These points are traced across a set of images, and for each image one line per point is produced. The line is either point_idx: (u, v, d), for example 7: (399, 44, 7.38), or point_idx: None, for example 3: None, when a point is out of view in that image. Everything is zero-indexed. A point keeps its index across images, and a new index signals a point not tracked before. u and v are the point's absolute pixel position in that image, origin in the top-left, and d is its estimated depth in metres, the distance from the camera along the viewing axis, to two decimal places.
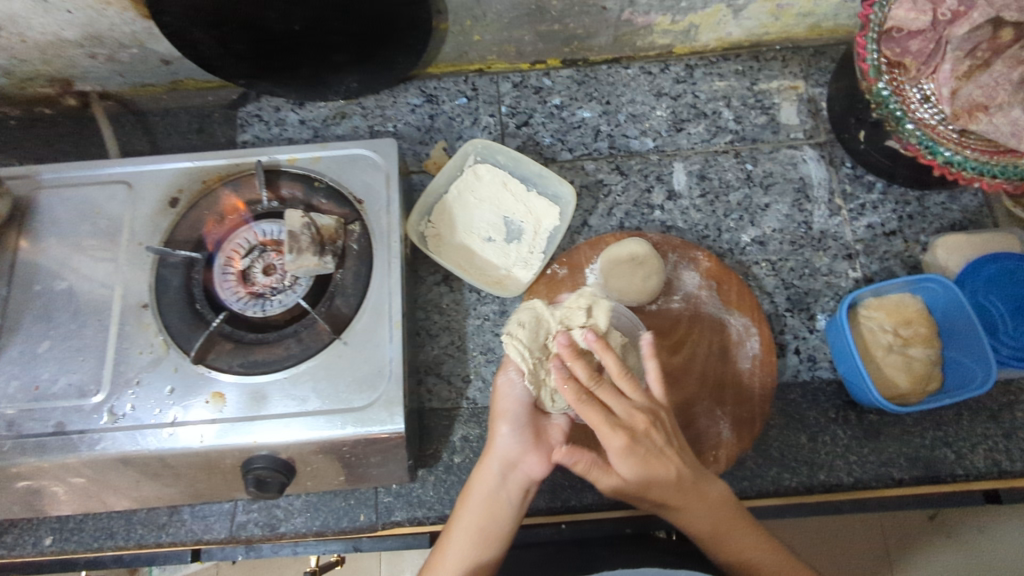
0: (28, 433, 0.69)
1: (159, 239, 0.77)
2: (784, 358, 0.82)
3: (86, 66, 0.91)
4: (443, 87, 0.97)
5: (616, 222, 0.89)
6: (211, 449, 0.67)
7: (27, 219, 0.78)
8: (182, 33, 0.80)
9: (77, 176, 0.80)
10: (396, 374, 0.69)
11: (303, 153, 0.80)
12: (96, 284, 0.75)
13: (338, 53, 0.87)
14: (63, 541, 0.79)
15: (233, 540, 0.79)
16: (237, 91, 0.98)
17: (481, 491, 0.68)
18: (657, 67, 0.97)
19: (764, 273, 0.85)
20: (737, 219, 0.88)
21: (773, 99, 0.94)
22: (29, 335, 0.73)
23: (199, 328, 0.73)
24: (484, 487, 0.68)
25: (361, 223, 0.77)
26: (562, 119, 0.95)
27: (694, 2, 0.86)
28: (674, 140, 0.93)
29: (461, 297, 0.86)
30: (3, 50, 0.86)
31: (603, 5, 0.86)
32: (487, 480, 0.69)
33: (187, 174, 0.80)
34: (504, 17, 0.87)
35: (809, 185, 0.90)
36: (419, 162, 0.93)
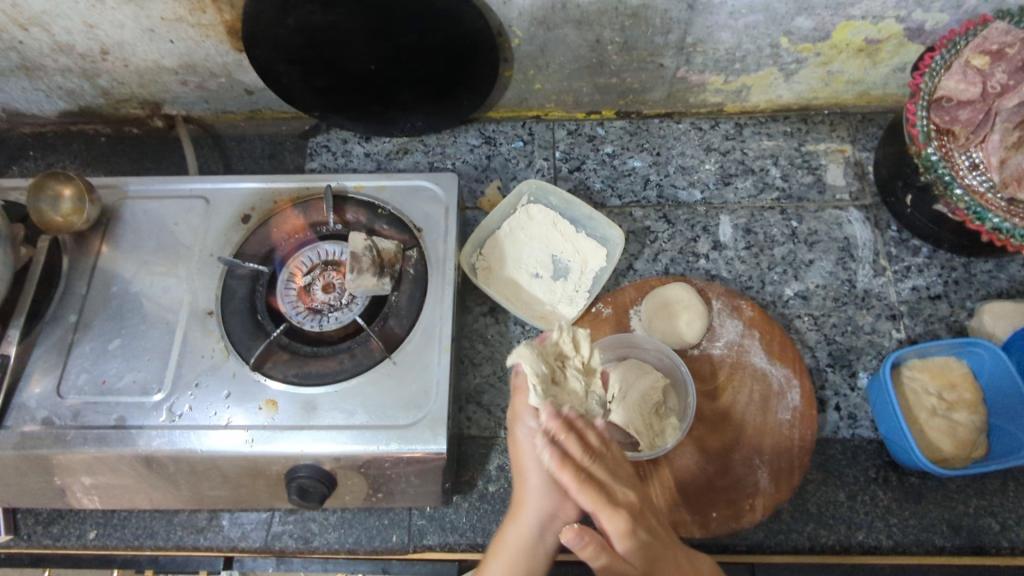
0: (91, 425, 0.72)
1: (229, 252, 0.82)
2: (824, 413, 0.82)
3: (177, 92, 0.99)
4: (502, 129, 1.02)
5: (661, 267, 0.91)
6: (259, 454, 0.70)
7: (112, 225, 0.84)
8: (269, 66, 0.87)
9: (160, 189, 0.86)
10: (443, 396, 0.71)
11: (369, 181, 0.85)
12: (167, 289, 0.80)
13: (408, 92, 0.92)
14: (106, 536, 0.81)
15: (268, 550, 0.80)
16: (309, 122, 1.05)
17: (517, 539, 0.65)
18: (707, 123, 1.01)
19: (806, 327, 0.86)
20: (781, 273, 0.90)
21: (821, 161, 0.97)
22: (102, 332, 0.78)
23: (258, 337, 0.76)
24: (521, 534, 0.65)
25: (418, 249, 0.81)
26: (614, 167, 0.99)
27: (748, 64, 0.91)
28: (721, 194, 0.96)
29: (505, 329, 0.89)
30: (107, 73, 0.94)
31: (660, 62, 0.91)
32: (523, 529, 0.66)
33: (261, 194, 0.86)
34: (565, 68, 0.93)
35: (854, 245, 0.91)
36: (474, 199, 0.97)
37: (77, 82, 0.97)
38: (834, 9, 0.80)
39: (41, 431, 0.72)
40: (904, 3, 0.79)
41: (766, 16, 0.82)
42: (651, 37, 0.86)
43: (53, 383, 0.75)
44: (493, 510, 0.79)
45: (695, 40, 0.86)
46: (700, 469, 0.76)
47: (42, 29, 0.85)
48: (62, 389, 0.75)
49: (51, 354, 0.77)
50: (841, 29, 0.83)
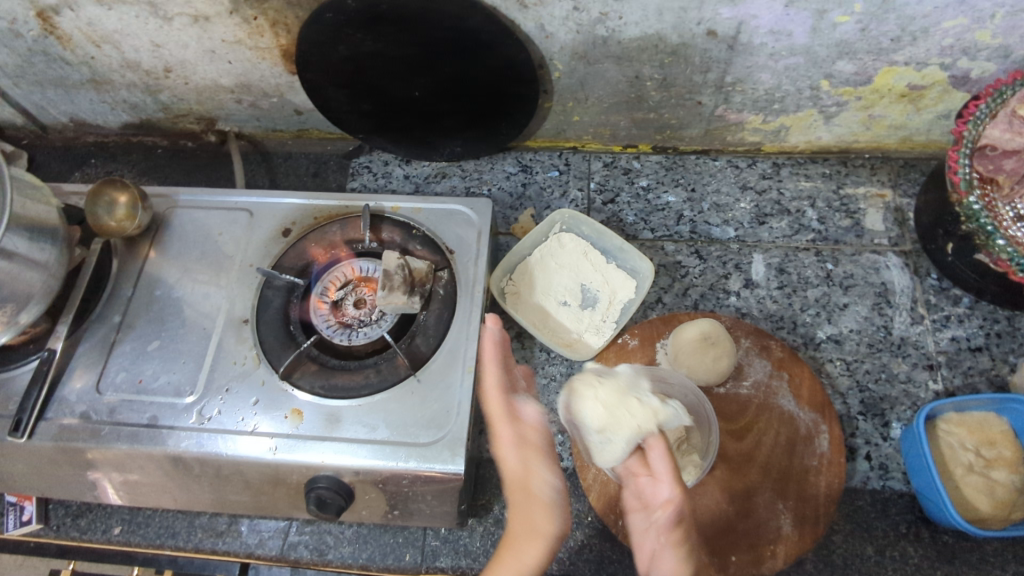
0: (125, 422, 0.75)
1: (268, 263, 0.85)
2: (853, 462, 0.79)
3: (231, 109, 1.04)
4: (539, 159, 1.04)
5: (691, 302, 0.90)
6: (281, 462, 0.71)
7: (161, 232, 0.88)
8: (319, 89, 0.91)
9: (208, 201, 0.90)
10: (464, 417, 0.72)
11: (406, 202, 0.87)
12: (207, 296, 0.83)
13: (448, 119, 0.95)
14: (130, 532, 0.84)
15: (282, 559, 0.81)
16: (353, 144, 1.08)
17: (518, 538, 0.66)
18: (745, 162, 1.01)
19: (838, 371, 0.84)
20: (814, 315, 0.88)
21: (859, 204, 0.96)
22: (143, 333, 0.81)
23: (289, 347, 0.78)
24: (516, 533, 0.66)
25: (449, 271, 0.82)
26: (647, 200, 0.99)
27: (787, 105, 0.91)
28: (756, 233, 0.95)
29: (531, 355, 0.89)
30: (169, 90, 1.00)
31: (698, 99, 0.92)
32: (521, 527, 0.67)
33: (302, 210, 0.89)
34: (604, 102, 0.94)
35: (891, 291, 0.89)
36: (507, 225, 0.99)
37: (140, 97, 1.03)
38: (875, 54, 0.80)
39: (78, 424, 0.75)
40: (948, 50, 0.78)
41: (807, 59, 0.82)
42: (690, 75, 0.87)
43: (93, 380, 0.78)
44: None
45: (734, 80, 0.87)
46: (720, 511, 0.74)
47: (113, 47, 0.91)
48: (101, 386, 0.78)
49: (94, 351, 0.80)
50: (884, 74, 0.83)
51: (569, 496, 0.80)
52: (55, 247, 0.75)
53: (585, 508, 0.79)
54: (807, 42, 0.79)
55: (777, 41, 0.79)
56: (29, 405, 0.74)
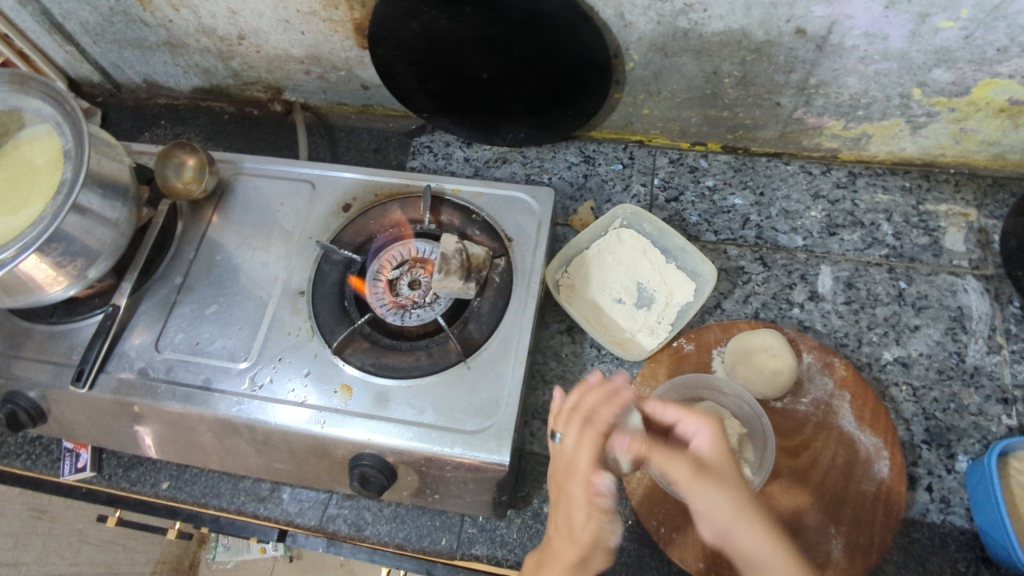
0: (181, 381, 0.76)
1: (327, 237, 0.85)
2: (913, 492, 0.76)
3: (299, 80, 1.04)
4: (602, 150, 1.02)
5: (752, 310, 0.87)
6: (328, 436, 0.71)
7: (224, 198, 0.89)
8: (388, 65, 0.90)
9: (273, 169, 0.91)
10: (512, 408, 0.71)
11: (468, 186, 0.86)
12: (266, 264, 0.84)
13: (514, 104, 0.93)
14: (177, 488, 0.86)
15: (321, 530, 0.82)
16: (416, 122, 1.08)
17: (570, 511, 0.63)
18: (819, 169, 0.97)
19: (903, 396, 0.81)
20: (881, 334, 0.84)
21: (940, 222, 0.91)
22: (202, 296, 0.82)
23: (343, 323, 0.78)
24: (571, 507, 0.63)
25: (507, 259, 0.81)
26: (713, 201, 0.96)
27: (872, 112, 0.86)
28: (825, 243, 0.91)
29: (581, 350, 0.88)
30: (240, 57, 1.01)
31: (777, 100, 0.88)
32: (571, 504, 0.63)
33: (363, 185, 0.89)
34: (677, 96, 0.91)
35: (967, 316, 0.84)
36: (566, 216, 0.97)
37: (213, 62, 1.04)
38: (977, 64, 0.75)
39: (136, 379, 0.77)
40: None
41: (901, 64, 0.77)
42: (772, 74, 0.84)
43: (153, 338, 0.80)
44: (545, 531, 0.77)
45: (818, 82, 0.83)
46: None
47: (191, 11, 0.92)
48: (160, 344, 0.79)
49: (155, 310, 0.82)
50: (983, 86, 0.78)
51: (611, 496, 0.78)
52: (125, 206, 0.77)
53: (626, 510, 0.77)
54: (903, 47, 0.75)
55: (871, 44, 0.75)
56: (91, 357, 0.76)
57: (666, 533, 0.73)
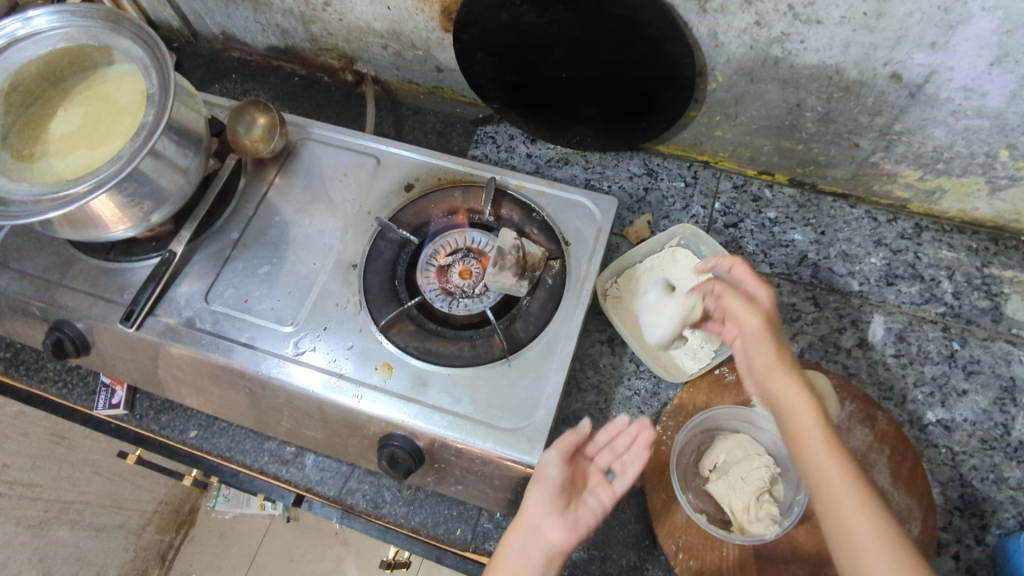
0: (225, 335, 0.77)
1: (385, 214, 0.85)
2: (939, 557, 0.74)
3: (375, 53, 1.04)
4: (666, 166, 1.01)
5: (797, 348, 0.86)
6: (363, 412, 0.72)
7: (289, 160, 0.90)
8: (469, 51, 0.90)
9: (340, 139, 0.92)
10: (549, 411, 0.70)
11: (532, 183, 0.86)
12: (321, 232, 0.84)
13: (587, 107, 0.93)
14: (204, 438, 0.87)
15: (338, 502, 0.83)
16: (483, 112, 1.08)
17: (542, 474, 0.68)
18: (885, 216, 0.95)
19: (941, 459, 0.79)
20: (927, 393, 0.83)
21: (1003, 288, 0.89)
22: (256, 255, 0.83)
23: (391, 302, 0.78)
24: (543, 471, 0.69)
25: (561, 262, 0.80)
26: (772, 233, 0.94)
27: (952, 167, 0.84)
28: (881, 292, 0.90)
29: (619, 363, 0.87)
30: (322, 22, 1.01)
31: (856, 141, 0.86)
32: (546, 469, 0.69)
33: (427, 168, 0.89)
34: (754, 123, 0.90)
35: (1019, 388, 0.82)
36: (621, 227, 0.96)
37: (294, 24, 1.04)
38: None
39: (182, 327, 0.78)
40: None
41: (993, 123, 0.75)
42: (856, 115, 0.82)
43: (204, 288, 0.81)
44: None
45: (903, 130, 0.81)
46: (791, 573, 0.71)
47: None
48: (209, 296, 0.80)
49: (208, 262, 0.83)
50: None
51: (630, 514, 0.78)
52: (196, 155, 0.77)
53: (645, 530, 0.77)
54: (999, 106, 0.73)
55: (966, 99, 0.73)
56: (143, 299, 0.77)
57: (683, 559, 0.73)
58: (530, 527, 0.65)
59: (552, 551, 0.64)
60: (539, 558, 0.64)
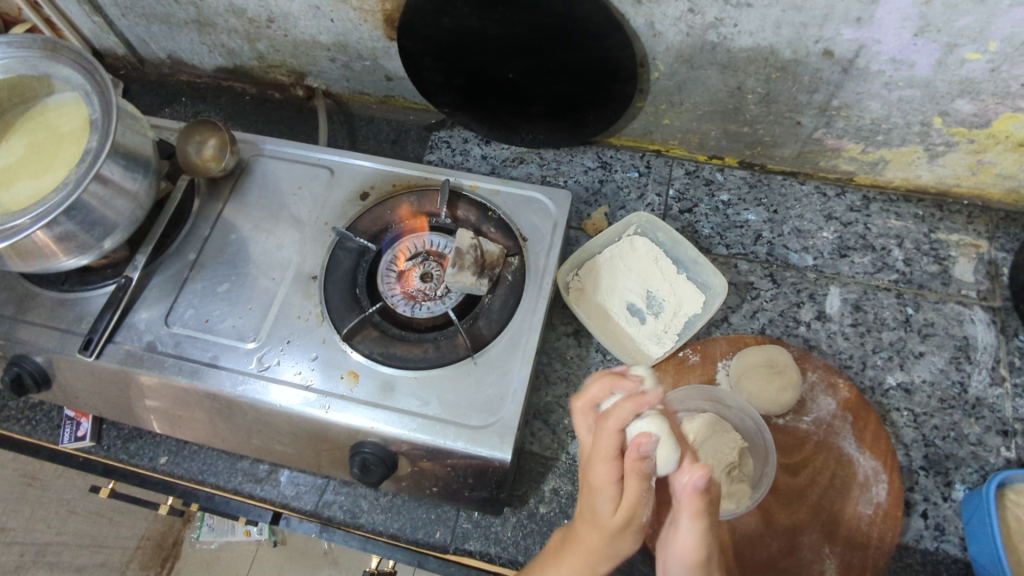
0: (188, 357, 0.76)
1: (343, 224, 0.85)
2: (908, 517, 0.76)
3: (323, 67, 1.05)
4: (619, 157, 1.03)
5: (759, 325, 0.88)
6: (332, 421, 0.72)
7: (243, 178, 0.90)
8: (415, 57, 0.91)
9: (293, 153, 0.92)
10: (517, 406, 0.71)
11: (486, 182, 0.87)
12: (279, 247, 0.84)
13: (536, 105, 0.94)
14: (175, 464, 0.86)
15: (316, 515, 0.82)
16: (436, 117, 1.08)
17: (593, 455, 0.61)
18: (833, 191, 0.98)
19: (904, 422, 0.81)
20: (886, 358, 0.85)
21: (950, 251, 0.91)
22: (214, 274, 0.83)
23: (353, 310, 0.79)
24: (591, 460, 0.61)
25: (520, 258, 0.81)
26: (727, 215, 0.96)
27: (892, 138, 0.87)
28: (835, 265, 0.92)
29: (586, 354, 0.88)
30: (267, 39, 1.01)
31: (798, 119, 0.89)
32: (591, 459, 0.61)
33: (382, 175, 0.89)
34: (699, 109, 0.92)
35: (972, 346, 0.85)
36: (579, 220, 0.97)
37: (239, 43, 1.04)
38: (1000, 97, 0.75)
39: (144, 352, 0.77)
40: None
41: (924, 92, 0.78)
42: (795, 93, 0.84)
43: (163, 311, 0.80)
44: (539, 531, 0.77)
45: (840, 105, 0.84)
46: (765, 547, 0.72)
47: None
48: (169, 318, 0.79)
49: (166, 284, 0.82)
50: (1004, 119, 0.78)
51: None
52: (145, 179, 0.77)
53: None
54: (928, 75, 0.75)
55: (896, 71, 0.76)
56: (100, 327, 0.77)
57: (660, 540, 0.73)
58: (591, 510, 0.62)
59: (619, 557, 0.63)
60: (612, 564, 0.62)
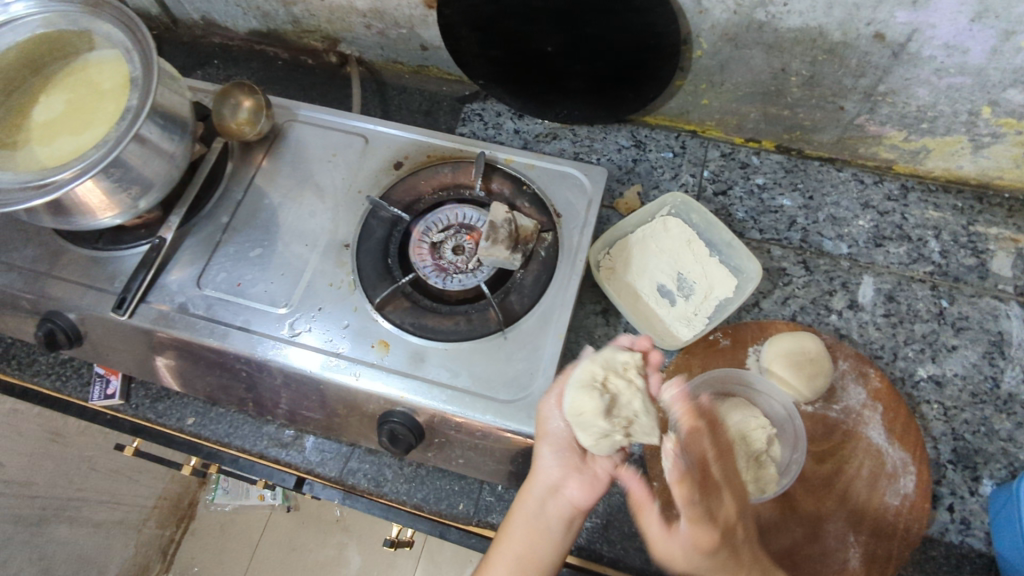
0: (219, 320, 0.77)
1: (375, 193, 0.85)
2: (933, 510, 0.76)
3: (358, 33, 1.03)
4: (654, 137, 1.01)
5: (790, 312, 0.87)
6: (361, 389, 0.72)
7: (276, 143, 0.89)
8: (453, 27, 0.89)
9: (326, 119, 0.91)
10: (547, 381, 0.71)
11: (521, 157, 0.86)
12: (312, 213, 0.84)
13: (573, 80, 0.93)
14: (202, 425, 0.87)
15: (340, 482, 0.83)
16: (470, 89, 1.07)
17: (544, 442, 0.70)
18: (871, 178, 0.96)
19: (933, 414, 0.80)
20: (918, 350, 0.84)
21: (989, 245, 0.90)
22: (247, 238, 0.82)
23: (384, 280, 0.78)
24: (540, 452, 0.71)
25: (553, 234, 0.80)
26: (761, 200, 0.95)
27: (937, 126, 0.85)
28: (870, 254, 0.91)
29: (614, 334, 0.87)
30: (303, 3, 1.00)
31: (841, 104, 0.87)
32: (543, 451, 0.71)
33: (416, 145, 0.89)
34: (739, 90, 0.90)
35: (1007, 342, 0.84)
36: (612, 199, 0.96)
37: (274, 6, 1.03)
38: None
39: (176, 313, 0.77)
40: None
41: (975, 80, 0.76)
42: (840, 77, 0.82)
43: (195, 274, 0.80)
44: None
45: (887, 90, 0.82)
46: (790, 532, 0.72)
47: None
48: (201, 281, 0.80)
49: (199, 247, 0.82)
50: None
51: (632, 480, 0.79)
52: (182, 139, 0.76)
53: None
54: (981, 63, 0.73)
55: (948, 57, 0.74)
56: (134, 286, 0.77)
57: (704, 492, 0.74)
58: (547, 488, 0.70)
59: (573, 508, 0.70)
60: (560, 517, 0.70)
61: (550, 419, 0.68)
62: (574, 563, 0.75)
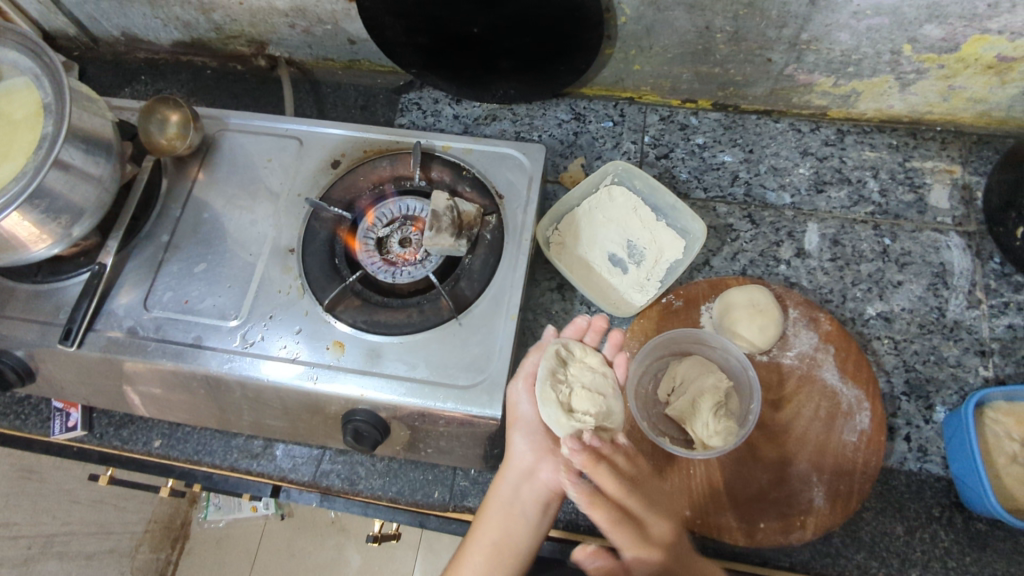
0: (170, 339, 0.76)
1: (316, 194, 0.84)
2: (891, 442, 0.78)
3: (284, 34, 1.02)
4: (593, 108, 1.01)
5: (739, 267, 0.88)
6: (321, 392, 0.72)
7: (210, 154, 0.88)
8: (375, 18, 0.88)
9: (258, 125, 0.89)
10: (503, 362, 0.71)
11: (458, 142, 0.85)
12: (254, 222, 0.83)
13: (505, 59, 0.92)
14: (170, 446, 0.86)
15: (314, 485, 0.83)
16: (404, 79, 1.06)
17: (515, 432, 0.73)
18: (808, 126, 0.97)
19: (885, 349, 0.83)
20: (866, 290, 0.86)
21: (925, 179, 0.92)
22: (190, 254, 0.81)
23: (333, 280, 0.78)
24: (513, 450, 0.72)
25: (497, 216, 0.80)
26: (703, 158, 0.96)
27: (862, 69, 0.87)
28: (812, 201, 0.92)
29: (570, 308, 0.88)
30: (222, 9, 0.98)
31: (769, 56, 0.88)
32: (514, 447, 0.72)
33: (352, 142, 0.88)
34: (669, 52, 0.91)
35: (949, 272, 0.86)
36: (556, 173, 0.96)
37: (194, 14, 1.01)
38: (968, 20, 0.75)
39: (125, 338, 0.76)
40: None
41: (892, 20, 0.77)
42: (764, 30, 0.83)
43: (141, 296, 0.79)
44: None
45: (810, 38, 0.83)
46: (756, 479, 0.74)
47: None
48: (148, 302, 0.78)
49: (142, 268, 0.81)
50: (972, 42, 0.78)
51: None
52: (109, 161, 0.74)
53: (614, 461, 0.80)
54: (894, 2, 0.74)
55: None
56: (79, 316, 0.75)
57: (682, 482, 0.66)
58: (522, 472, 0.71)
59: (548, 493, 0.70)
60: (533, 501, 0.70)
61: (520, 405, 0.73)
62: (555, 536, 0.77)
